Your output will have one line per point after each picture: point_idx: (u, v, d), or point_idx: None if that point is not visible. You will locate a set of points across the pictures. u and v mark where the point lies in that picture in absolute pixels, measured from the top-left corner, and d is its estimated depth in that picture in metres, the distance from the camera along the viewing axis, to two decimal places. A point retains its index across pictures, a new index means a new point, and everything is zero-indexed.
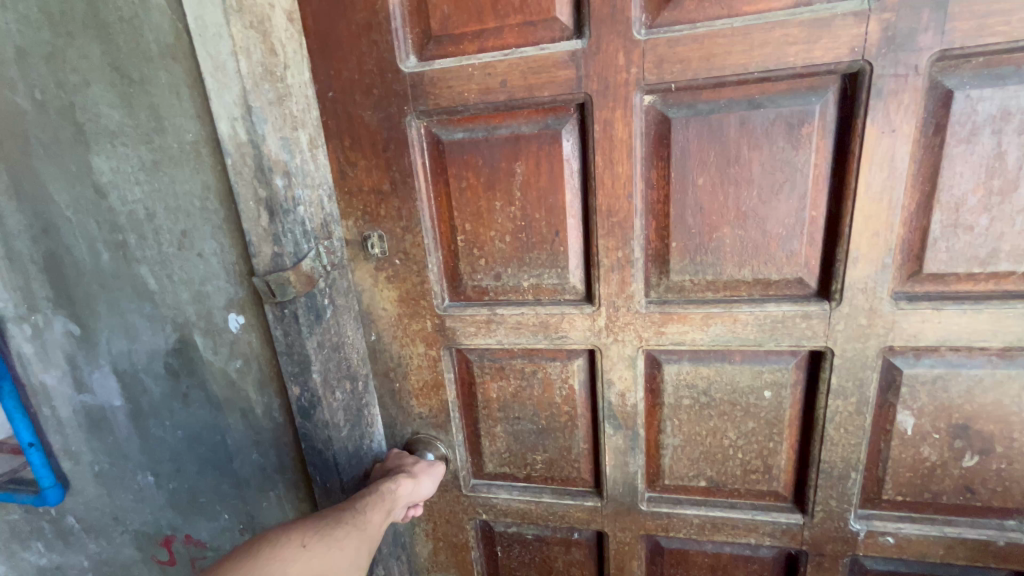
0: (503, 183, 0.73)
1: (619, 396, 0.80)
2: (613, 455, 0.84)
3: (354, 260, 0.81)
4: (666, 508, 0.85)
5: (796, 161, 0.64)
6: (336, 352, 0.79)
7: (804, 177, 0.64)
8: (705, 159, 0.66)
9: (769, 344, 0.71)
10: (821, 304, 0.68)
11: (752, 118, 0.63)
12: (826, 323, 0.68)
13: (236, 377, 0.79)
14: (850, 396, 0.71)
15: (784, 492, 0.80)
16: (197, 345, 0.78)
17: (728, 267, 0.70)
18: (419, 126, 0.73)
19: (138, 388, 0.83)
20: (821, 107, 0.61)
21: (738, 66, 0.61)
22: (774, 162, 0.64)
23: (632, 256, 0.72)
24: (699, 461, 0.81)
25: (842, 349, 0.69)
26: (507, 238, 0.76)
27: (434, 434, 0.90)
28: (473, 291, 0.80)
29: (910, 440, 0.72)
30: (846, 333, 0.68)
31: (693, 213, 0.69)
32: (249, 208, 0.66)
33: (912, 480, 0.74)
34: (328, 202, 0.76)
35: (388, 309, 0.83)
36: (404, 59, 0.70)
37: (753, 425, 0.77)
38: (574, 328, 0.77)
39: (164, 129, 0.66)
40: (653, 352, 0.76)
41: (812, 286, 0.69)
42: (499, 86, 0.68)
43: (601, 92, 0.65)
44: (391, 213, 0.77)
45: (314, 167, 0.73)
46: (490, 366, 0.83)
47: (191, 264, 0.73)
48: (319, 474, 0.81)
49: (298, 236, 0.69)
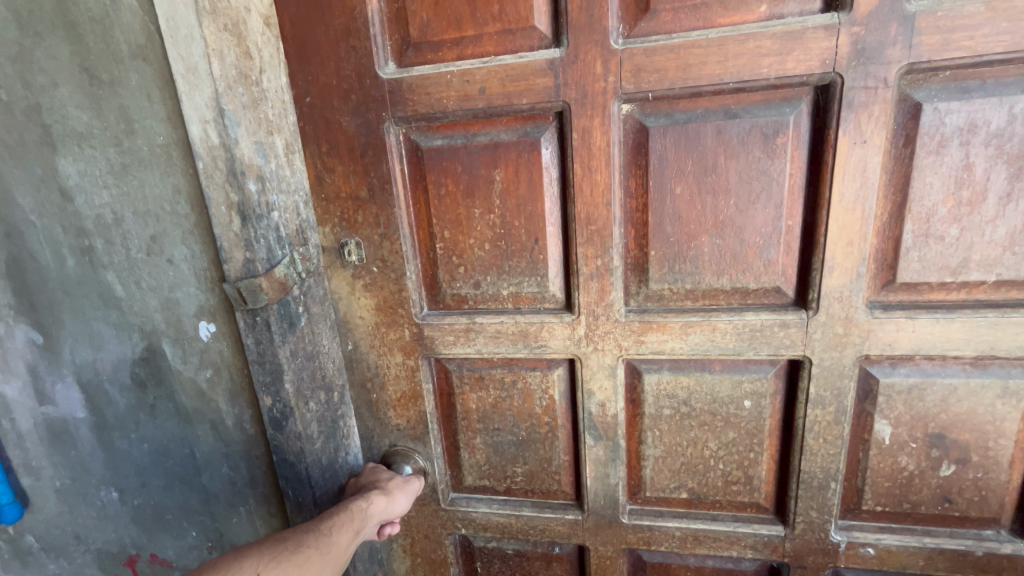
0: (482, 191, 0.72)
1: (599, 406, 0.79)
2: (594, 467, 0.82)
3: (331, 267, 0.79)
4: (647, 520, 0.84)
5: (771, 171, 0.64)
6: (311, 362, 0.77)
7: (780, 187, 0.65)
8: (681, 168, 0.66)
9: (747, 353, 0.71)
10: (799, 313, 0.68)
11: (728, 127, 0.64)
12: (804, 332, 0.68)
13: (206, 388, 0.76)
14: (829, 405, 0.71)
15: (765, 503, 0.79)
16: (166, 354, 0.75)
17: (706, 276, 0.70)
18: (397, 132, 0.73)
19: (102, 399, 0.80)
20: (794, 118, 0.62)
21: (714, 76, 0.62)
22: (750, 171, 0.65)
23: (612, 265, 0.71)
24: (680, 472, 0.81)
25: (820, 358, 0.69)
26: (486, 246, 0.75)
27: (412, 446, 0.88)
28: (452, 300, 0.79)
29: (888, 449, 0.72)
30: (824, 342, 0.68)
31: (672, 221, 0.69)
32: (220, 212, 0.64)
33: (891, 490, 0.74)
34: (304, 208, 0.75)
35: (365, 317, 0.81)
36: (383, 65, 0.70)
37: (733, 435, 0.77)
38: (554, 338, 0.76)
39: (135, 132, 0.64)
40: (633, 360, 0.75)
41: (789, 295, 0.69)
42: (478, 93, 0.68)
43: (579, 100, 0.66)
44: (369, 220, 0.76)
45: (290, 172, 0.72)
46: (469, 376, 0.82)
47: (160, 270, 0.70)
48: (291, 489, 0.78)
49: (272, 242, 0.68)
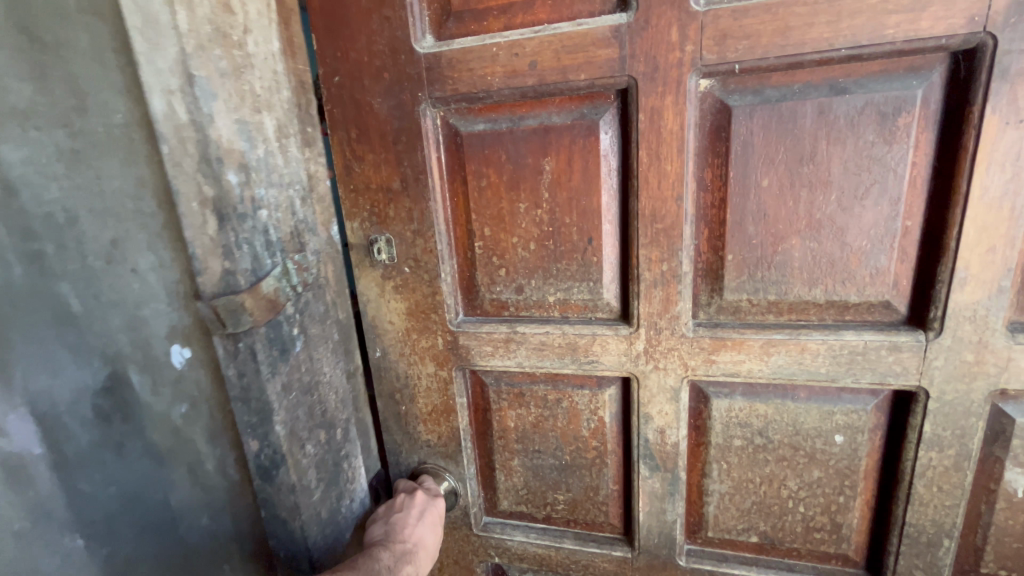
0: (530, 182, 0.63)
1: (658, 432, 0.68)
2: (648, 501, 0.72)
3: (359, 266, 0.72)
4: (709, 565, 0.72)
5: (884, 163, 0.52)
6: (308, 396, 0.67)
7: (897, 179, 0.53)
8: (770, 156, 0.55)
9: (844, 381, 0.59)
10: (914, 334, 0.56)
11: (834, 105, 0.52)
12: (921, 358, 0.56)
13: (182, 425, 0.60)
14: (948, 448, 0.58)
15: (855, 556, 0.67)
16: (133, 384, 0.56)
17: (795, 286, 0.59)
18: (434, 115, 0.64)
19: (58, 437, 0.51)
20: (922, 93, 0.50)
21: (821, 41, 0.50)
22: (859, 160, 0.53)
23: (680, 271, 0.61)
24: (750, 513, 0.69)
25: (939, 391, 0.56)
26: (532, 246, 0.66)
27: (442, 465, 0.80)
28: (491, 305, 0.70)
29: (1020, 503, 0.59)
30: (946, 372, 0.55)
31: (755, 220, 0.58)
32: (191, 210, 0.53)
33: (1020, 552, 0.61)
34: (301, 206, 0.65)
35: (396, 323, 0.74)
36: (420, 39, 0.61)
37: (818, 475, 0.65)
38: (607, 353, 0.66)
39: (84, 105, 0.49)
40: (700, 381, 0.65)
41: (901, 312, 0.56)
42: (528, 68, 0.58)
43: (647, 74, 0.55)
44: (401, 214, 0.68)
45: (283, 162, 0.61)
46: (508, 392, 0.73)
47: (118, 281, 0.54)
48: (283, 549, 0.68)
49: (258, 250, 0.58)
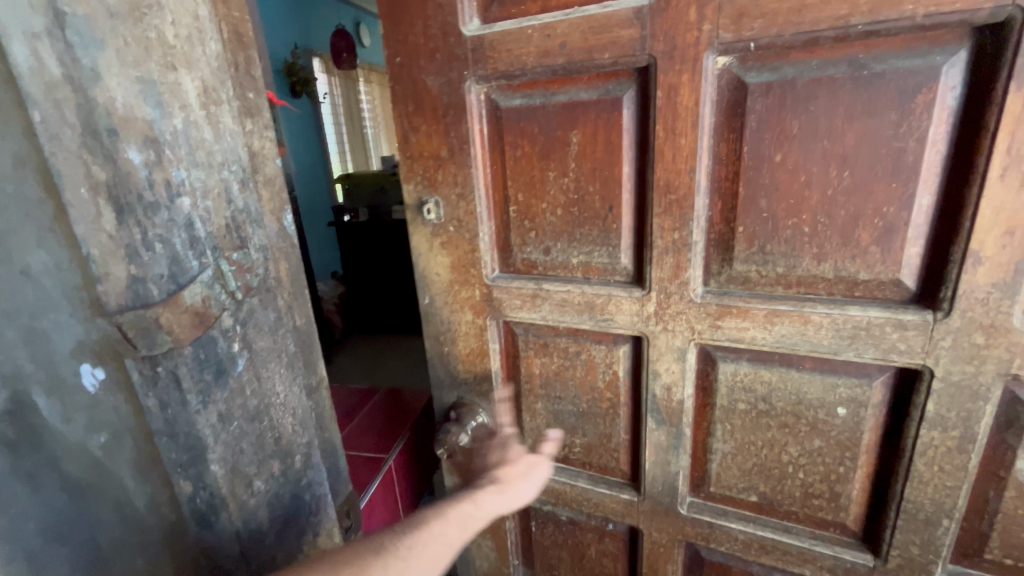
0: (558, 153, 0.70)
1: (664, 389, 0.74)
2: (653, 451, 0.78)
3: (412, 223, 0.84)
4: (709, 517, 0.78)
5: (900, 140, 0.53)
6: (254, 423, 0.58)
7: (912, 156, 0.53)
8: (785, 132, 0.57)
9: (846, 355, 0.61)
10: (922, 313, 0.56)
11: (850, 82, 0.53)
12: (927, 337, 0.56)
13: (102, 457, 0.50)
14: (953, 428, 0.58)
15: (852, 525, 0.69)
16: (42, 409, 0.45)
17: (805, 260, 0.61)
18: (479, 91, 0.72)
19: None
20: (944, 69, 0.50)
21: (839, 18, 0.51)
22: (874, 137, 0.54)
23: (691, 239, 0.65)
24: (751, 474, 0.73)
25: (945, 372, 0.57)
26: (559, 211, 0.73)
27: (476, 401, 0.91)
28: (522, 264, 0.79)
29: None
30: (954, 353, 0.56)
31: (767, 194, 0.60)
32: (78, 198, 0.44)
33: None
34: (240, 191, 0.55)
35: (441, 275, 0.85)
36: (468, 22, 0.69)
37: (820, 444, 0.67)
38: (621, 313, 0.73)
39: None
40: (707, 345, 0.69)
41: (911, 291, 0.57)
42: (558, 48, 0.64)
43: (666, 53, 0.59)
44: (448, 179, 0.78)
45: (212, 138, 0.51)
46: (535, 342, 0.82)
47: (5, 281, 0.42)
48: None
49: (176, 249, 0.48)
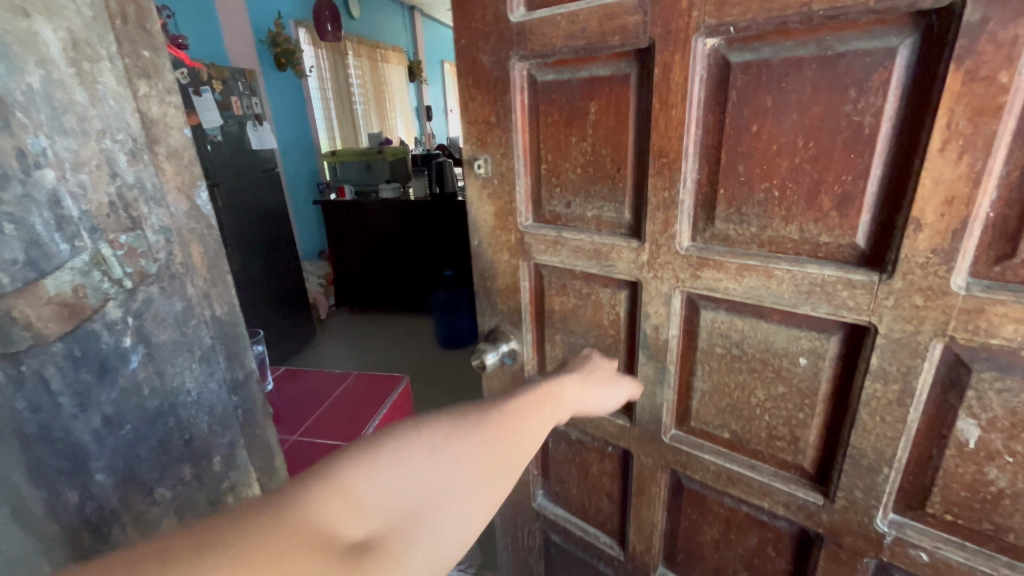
0: (580, 120, 0.84)
1: (654, 328, 0.86)
2: (643, 383, 0.91)
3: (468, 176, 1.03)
4: (686, 447, 0.90)
5: (859, 115, 0.59)
6: (135, 388, 0.81)
7: (868, 129, 0.59)
8: (760, 106, 0.66)
9: (804, 308, 0.69)
10: (871, 274, 0.62)
11: (816, 61, 0.60)
12: (874, 296, 0.63)
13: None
14: (893, 382, 0.65)
15: (810, 469, 0.78)
16: None
17: (774, 221, 0.69)
18: (521, 68, 0.88)
19: None
20: (898, 49, 0.55)
21: (803, 4, 0.58)
22: (835, 111, 0.61)
23: (678, 199, 0.76)
24: (725, 412, 0.84)
25: (889, 329, 0.63)
26: (578, 170, 0.87)
27: (510, 328, 1.10)
28: (550, 215, 0.94)
29: (972, 454, 0.63)
30: (897, 312, 0.62)
31: (744, 161, 0.69)
32: None
33: (968, 501, 0.65)
34: (125, 165, 0.77)
35: (488, 221, 1.04)
36: (515, 11, 0.85)
37: (783, 390, 0.76)
38: (622, 260, 0.86)
39: None
40: (691, 293, 0.80)
41: (865, 253, 0.63)
42: (579, 32, 0.77)
43: (663, 35, 0.70)
44: (495, 141, 0.95)
45: (84, 103, 0.71)
46: (557, 281, 0.98)
47: None
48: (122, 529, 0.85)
49: (47, 226, 0.68)
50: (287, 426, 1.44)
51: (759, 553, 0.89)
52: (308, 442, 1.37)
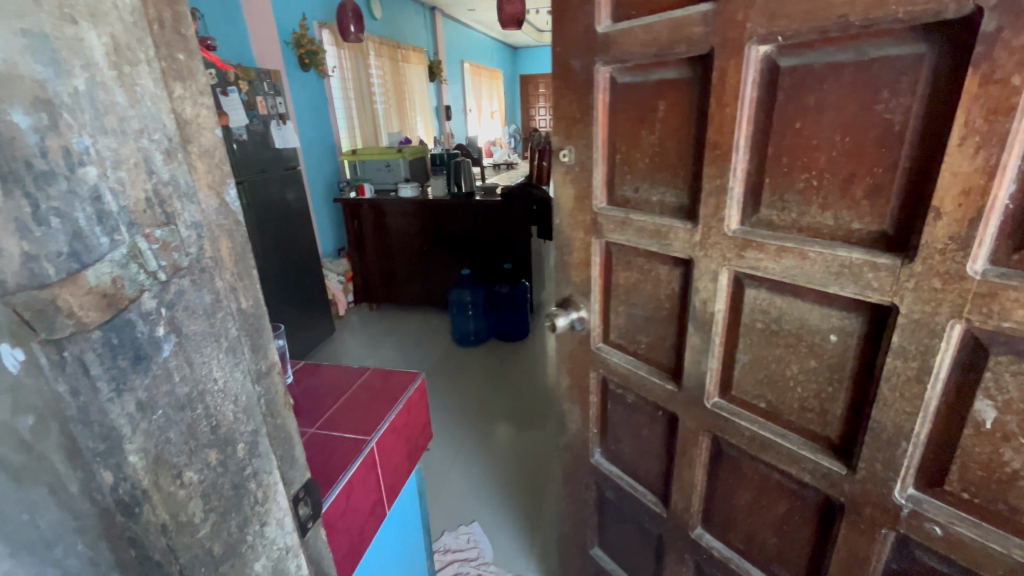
0: (651, 117, 0.95)
1: (703, 302, 0.95)
2: (692, 352, 1.00)
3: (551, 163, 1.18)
4: (725, 413, 0.98)
5: (889, 113, 0.66)
6: (184, 412, 0.52)
7: (896, 125, 0.66)
8: (802, 104, 0.74)
9: (833, 287, 0.75)
10: (895, 259, 0.68)
11: (854, 67, 0.68)
12: (895, 279, 0.68)
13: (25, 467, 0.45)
14: (912, 358, 0.70)
15: (835, 441, 0.84)
16: None
17: (813, 209, 0.77)
18: (605, 71, 0.99)
19: None
20: (922, 55, 0.62)
21: (841, 17, 0.65)
22: (868, 110, 0.68)
23: (728, 186, 0.84)
24: (762, 383, 0.92)
25: (908, 309, 0.68)
26: (648, 160, 0.99)
27: (579, 300, 1.22)
28: (621, 197, 1.05)
29: (988, 436, 0.67)
30: (915, 294, 0.67)
31: (787, 154, 0.77)
32: None
33: (985, 483, 0.69)
34: (164, 162, 0.48)
35: (566, 202, 1.15)
36: (602, 23, 0.96)
37: (814, 363, 0.83)
38: (678, 241, 0.95)
39: None
40: (739, 272, 0.88)
41: (891, 241, 0.69)
42: (652, 42, 0.88)
43: (721, 42, 0.78)
44: (579, 134, 1.07)
45: (126, 102, 0.44)
46: (624, 257, 1.10)
47: None
48: None
49: (79, 224, 0.41)
50: (305, 419, 1.40)
51: (787, 519, 0.96)
52: (325, 435, 1.33)
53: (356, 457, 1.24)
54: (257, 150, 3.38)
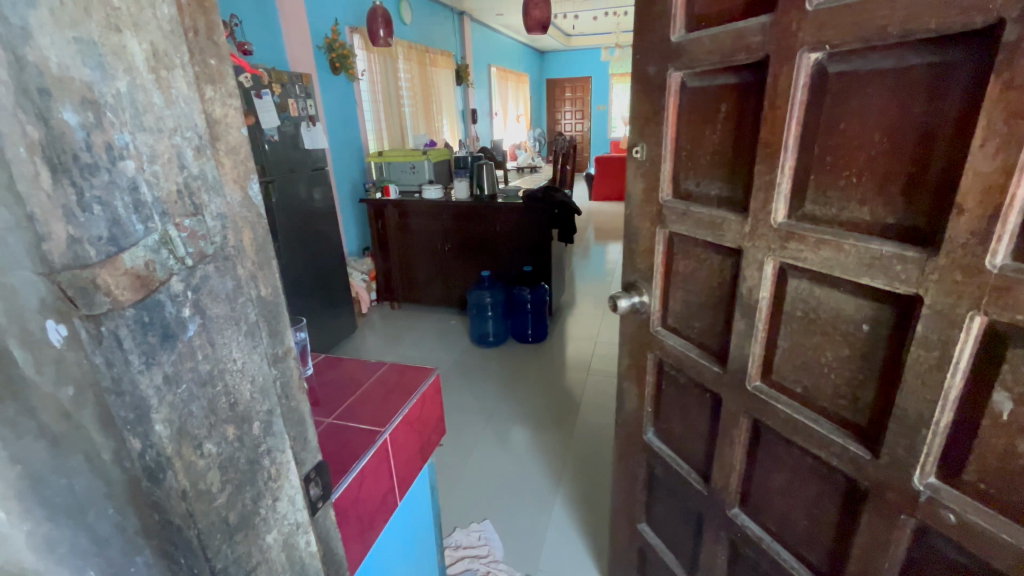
0: (713, 117, 1.07)
1: (749, 289, 1.05)
2: (737, 337, 1.10)
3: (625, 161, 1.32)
4: (764, 396, 1.07)
5: (924, 116, 0.74)
6: (206, 388, 0.57)
7: (930, 126, 0.73)
8: (846, 107, 0.83)
9: (865, 278, 0.83)
10: (922, 251, 0.75)
11: (893, 72, 0.76)
12: (920, 270, 0.75)
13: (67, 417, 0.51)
14: (934, 348, 0.76)
15: (863, 425, 0.91)
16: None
17: (852, 205, 0.85)
18: (677, 76, 1.12)
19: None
20: (954, 63, 0.69)
21: (880, 28, 0.74)
22: (904, 112, 0.76)
23: (776, 182, 0.93)
24: (799, 368, 1.01)
25: (932, 301, 0.75)
26: (710, 156, 1.10)
27: (643, 286, 1.36)
28: (684, 191, 1.18)
29: (1006, 426, 0.72)
30: (939, 288, 0.74)
31: (831, 152, 0.86)
32: (18, 157, 0.41)
33: (1000, 472, 0.74)
34: (194, 158, 0.53)
35: (637, 195, 1.30)
36: (676, 32, 1.09)
37: (847, 351, 0.92)
38: (730, 232, 1.05)
39: None
40: (782, 262, 0.96)
41: (923, 235, 0.76)
42: (717, 51, 1.00)
43: (777, 50, 0.88)
44: (650, 133, 1.21)
45: (162, 102, 0.49)
46: (683, 247, 1.22)
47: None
48: (184, 556, 0.60)
49: (118, 212, 0.46)
50: (322, 409, 1.45)
51: (817, 503, 1.04)
52: (341, 425, 1.38)
53: (369, 448, 1.28)
54: (287, 150, 3.49)
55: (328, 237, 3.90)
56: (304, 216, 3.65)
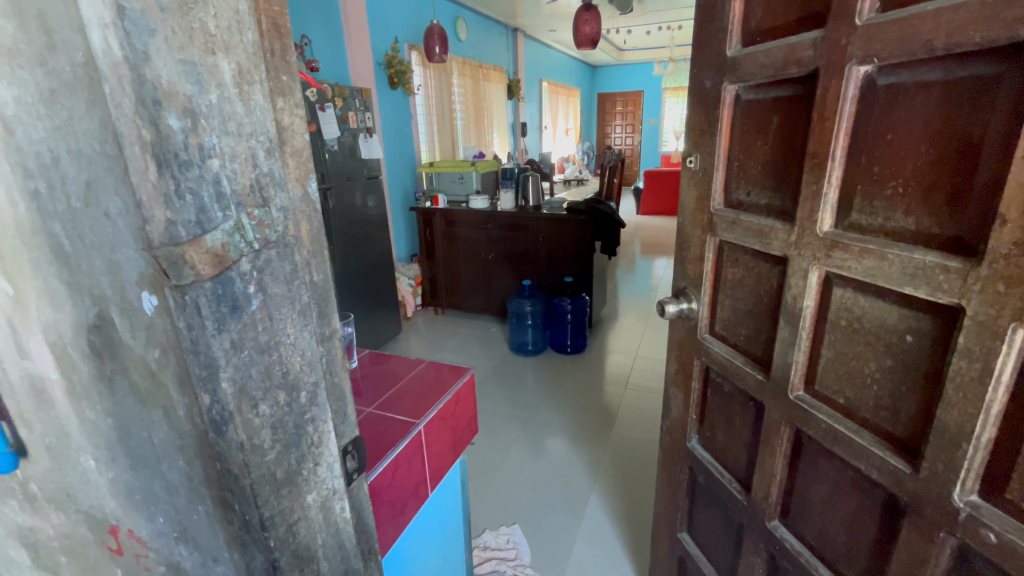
0: (765, 127, 1.08)
1: (794, 297, 1.04)
2: (781, 345, 1.09)
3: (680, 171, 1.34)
4: (805, 405, 1.05)
5: (971, 127, 0.74)
6: (264, 355, 0.66)
7: (978, 137, 0.73)
8: (893, 118, 0.83)
9: (907, 288, 0.82)
10: (964, 261, 0.75)
11: (942, 84, 0.76)
12: (963, 280, 0.75)
13: (156, 369, 0.65)
14: (976, 360, 0.75)
15: (905, 439, 0.89)
16: (115, 324, 0.66)
17: (897, 214, 0.85)
18: (731, 90, 1.14)
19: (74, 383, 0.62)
20: (1001, 74, 0.69)
21: (926, 42, 0.74)
22: (951, 123, 0.76)
23: (823, 192, 0.93)
24: (842, 379, 0.99)
25: (974, 311, 0.74)
26: (760, 167, 1.11)
27: (692, 292, 1.37)
28: (735, 201, 1.19)
29: None
30: (982, 298, 0.72)
31: (878, 162, 0.86)
32: (134, 155, 0.51)
33: None
34: (265, 158, 0.62)
35: (689, 204, 1.32)
36: (731, 47, 1.11)
37: (890, 362, 0.90)
38: (777, 240, 1.06)
39: (55, 47, 0.53)
40: (827, 271, 0.96)
41: (969, 245, 0.75)
42: (771, 64, 1.01)
43: (827, 64, 0.89)
44: (705, 143, 1.23)
45: (243, 111, 0.58)
46: (731, 255, 1.23)
47: (99, 224, 0.60)
48: (238, 502, 0.69)
49: (204, 201, 0.55)
50: (363, 399, 1.55)
51: (858, 517, 1.01)
52: (380, 415, 1.48)
53: (404, 436, 1.36)
54: (345, 159, 3.73)
55: (379, 242, 4.10)
56: (358, 221, 3.86)
